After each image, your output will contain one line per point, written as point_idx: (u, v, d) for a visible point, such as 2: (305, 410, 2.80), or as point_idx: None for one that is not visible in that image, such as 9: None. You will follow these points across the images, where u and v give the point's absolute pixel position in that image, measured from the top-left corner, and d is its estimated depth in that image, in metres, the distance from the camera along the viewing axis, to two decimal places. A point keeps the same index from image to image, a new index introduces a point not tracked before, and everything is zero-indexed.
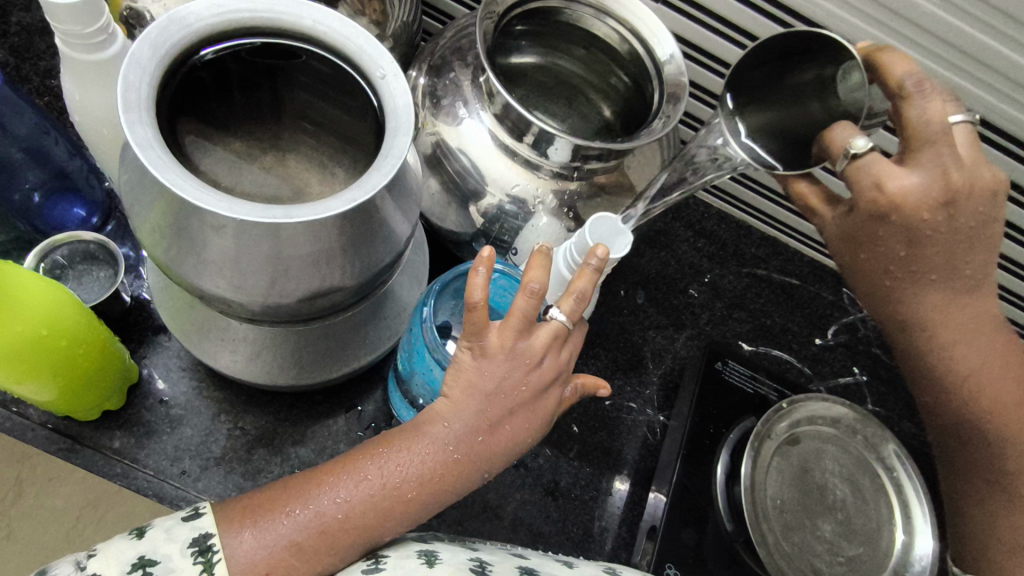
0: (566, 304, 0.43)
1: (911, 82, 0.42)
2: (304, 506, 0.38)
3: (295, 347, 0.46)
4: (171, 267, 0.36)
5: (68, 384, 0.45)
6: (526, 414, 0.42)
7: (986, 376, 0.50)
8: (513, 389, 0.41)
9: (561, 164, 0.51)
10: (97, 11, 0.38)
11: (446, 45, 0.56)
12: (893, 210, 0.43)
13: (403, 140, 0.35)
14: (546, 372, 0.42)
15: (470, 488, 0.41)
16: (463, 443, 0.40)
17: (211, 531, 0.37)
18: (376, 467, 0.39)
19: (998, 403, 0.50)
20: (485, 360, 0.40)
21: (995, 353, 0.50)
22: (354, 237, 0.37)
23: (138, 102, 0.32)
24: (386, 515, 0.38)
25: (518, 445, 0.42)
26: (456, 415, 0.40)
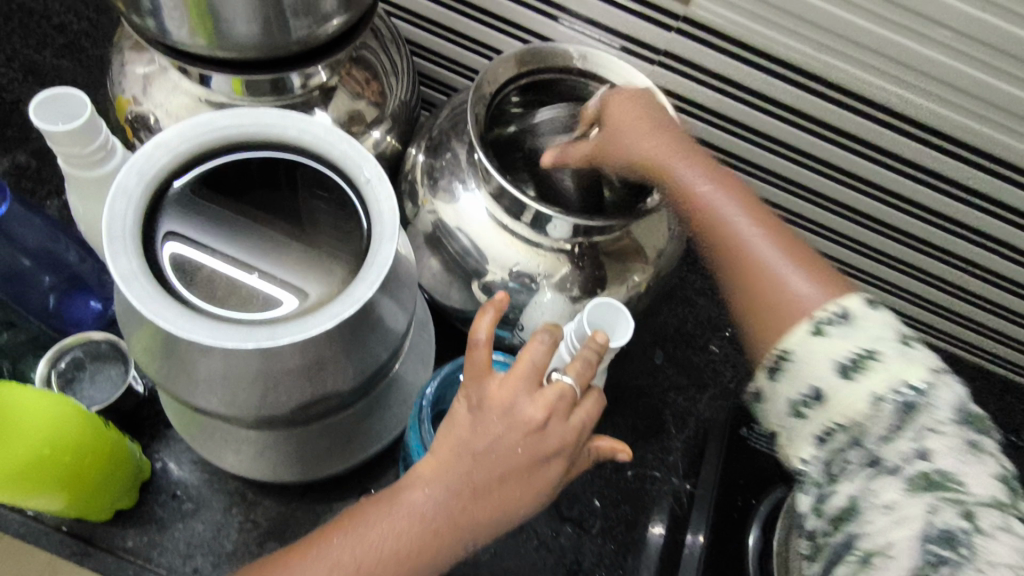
0: (573, 368, 0.41)
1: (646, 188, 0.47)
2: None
3: (297, 444, 0.45)
4: (162, 382, 0.36)
5: (79, 492, 0.45)
6: (518, 480, 0.38)
7: (720, 213, 0.41)
8: (508, 450, 0.38)
9: (564, 241, 0.50)
10: (96, 131, 0.40)
11: (443, 123, 0.56)
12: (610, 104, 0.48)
13: (387, 246, 0.35)
14: (548, 437, 0.39)
15: (455, 559, 0.38)
16: (443, 511, 0.37)
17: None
18: (352, 548, 0.36)
19: (735, 228, 0.40)
20: (480, 412, 0.39)
21: (741, 200, 0.42)
22: (343, 345, 0.36)
23: (123, 232, 0.32)
24: None
25: (509, 514, 0.39)
26: (438, 480, 0.37)
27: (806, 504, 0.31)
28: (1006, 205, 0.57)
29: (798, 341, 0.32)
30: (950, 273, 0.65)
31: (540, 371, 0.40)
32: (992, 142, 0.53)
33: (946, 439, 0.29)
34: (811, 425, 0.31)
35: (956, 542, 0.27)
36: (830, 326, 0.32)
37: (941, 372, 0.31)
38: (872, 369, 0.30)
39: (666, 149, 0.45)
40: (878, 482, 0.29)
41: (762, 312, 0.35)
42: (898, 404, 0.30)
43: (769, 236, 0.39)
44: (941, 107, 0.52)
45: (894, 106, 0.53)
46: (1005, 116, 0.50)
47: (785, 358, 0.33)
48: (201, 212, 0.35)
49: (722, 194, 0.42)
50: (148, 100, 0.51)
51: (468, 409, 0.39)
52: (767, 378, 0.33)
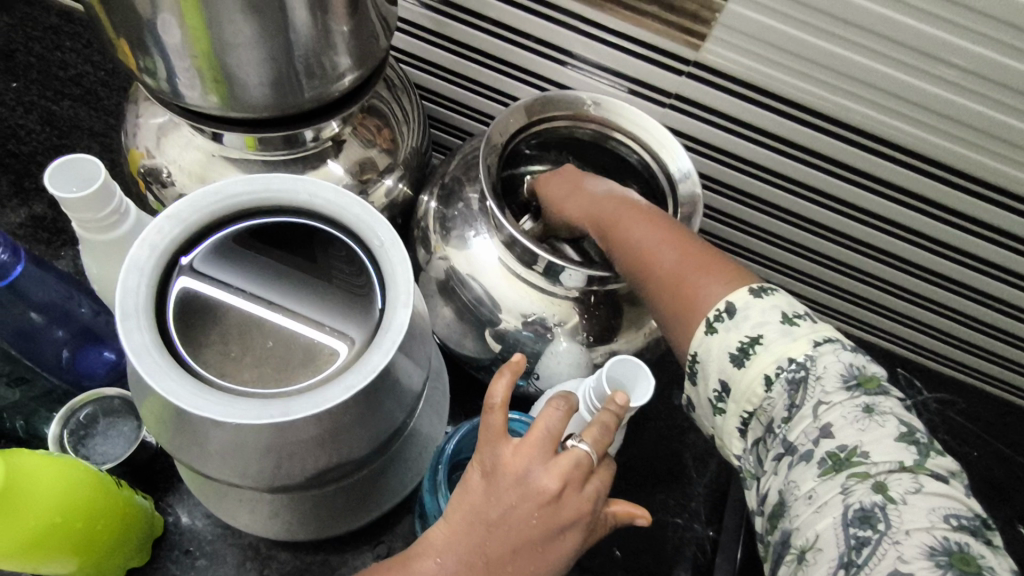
0: (590, 434, 0.39)
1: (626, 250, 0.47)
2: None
3: (311, 504, 0.45)
4: (175, 452, 0.35)
5: (91, 555, 0.44)
6: (533, 552, 0.37)
7: (630, 231, 0.44)
8: (522, 521, 0.37)
9: (577, 289, 0.49)
10: (109, 195, 0.40)
11: (455, 170, 0.56)
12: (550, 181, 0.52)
13: (403, 313, 0.34)
14: (566, 506, 0.38)
15: None
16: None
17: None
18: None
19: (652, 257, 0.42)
20: (493, 481, 0.38)
21: (647, 217, 0.44)
22: (358, 413, 0.35)
23: (136, 307, 0.32)
24: None
25: None
26: (450, 550, 0.37)
27: (753, 500, 0.38)
28: (1015, 236, 0.58)
29: (698, 345, 0.39)
30: (960, 302, 0.67)
31: (556, 439, 0.39)
32: (1002, 177, 0.54)
33: (837, 410, 0.35)
34: (734, 419, 0.38)
35: (873, 519, 0.32)
36: (720, 322, 0.38)
37: (829, 345, 0.36)
38: (758, 355, 0.37)
39: (580, 197, 0.49)
40: (798, 473, 0.35)
41: (672, 325, 0.41)
42: (788, 382, 0.36)
43: (667, 249, 0.42)
44: (954, 145, 0.53)
45: (903, 143, 0.54)
46: (1016, 150, 0.51)
47: (696, 361, 0.39)
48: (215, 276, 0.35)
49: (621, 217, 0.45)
50: (162, 155, 0.51)
51: (480, 476, 0.39)
52: (691, 383, 0.40)
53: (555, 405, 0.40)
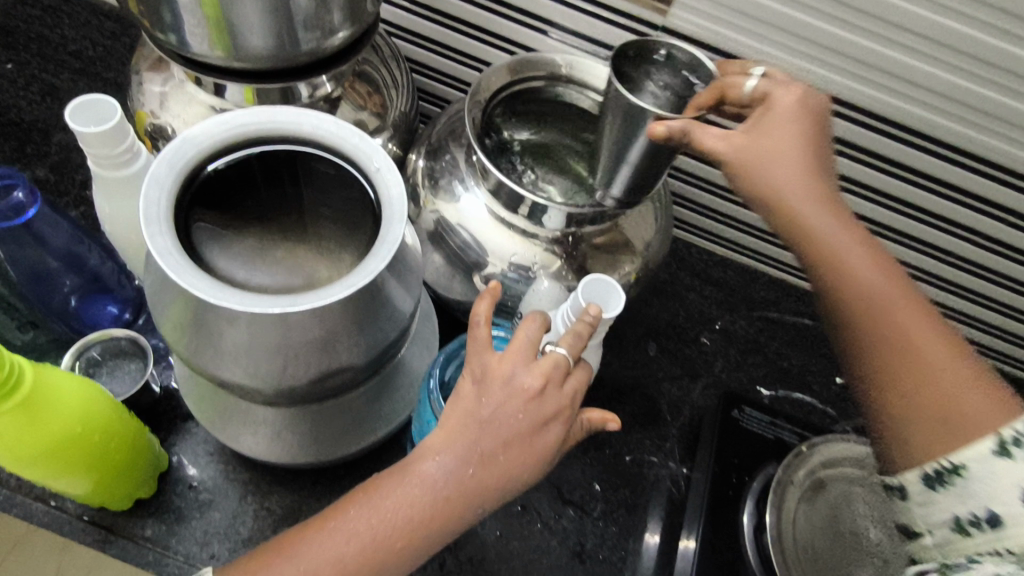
0: (565, 340, 0.44)
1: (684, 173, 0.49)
2: (298, 567, 0.39)
3: (313, 424, 0.48)
4: (191, 358, 0.39)
5: (104, 476, 0.47)
6: (522, 448, 0.41)
7: (865, 273, 0.45)
8: (510, 418, 0.41)
9: (557, 231, 0.54)
10: (123, 133, 0.43)
11: (442, 130, 0.60)
12: (788, 108, 0.46)
13: (397, 227, 0.38)
14: (547, 404, 0.42)
15: (465, 526, 0.41)
16: (452, 479, 0.40)
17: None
18: (373, 525, 0.39)
19: (904, 320, 0.43)
20: (483, 386, 0.42)
21: (881, 264, 0.45)
22: (357, 317, 0.39)
23: (158, 216, 0.36)
24: (380, 567, 0.39)
25: (515, 483, 0.41)
26: (447, 450, 0.40)
27: None
28: (972, 193, 0.61)
29: (975, 458, 0.38)
30: (924, 261, 0.69)
31: (534, 346, 0.43)
32: (952, 134, 0.57)
33: None
34: (980, 544, 0.37)
35: None
36: (1018, 448, 0.36)
37: None
38: None
39: (820, 182, 0.45)
40: None
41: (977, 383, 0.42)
42: None
43: (916, 317, 0.44)
44: (903, 104, 0.57)
45: (858, 101, 0.58)
46: (966, 110, 0.55)
47: (957, 471, 0.38)
48: (236, 194, 0.40)
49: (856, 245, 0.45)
50: (165, 111, 0.54)
51: (471, 384, 0.42)
52: (923, 484, 0.39)
53: (531, 320, 0.45)
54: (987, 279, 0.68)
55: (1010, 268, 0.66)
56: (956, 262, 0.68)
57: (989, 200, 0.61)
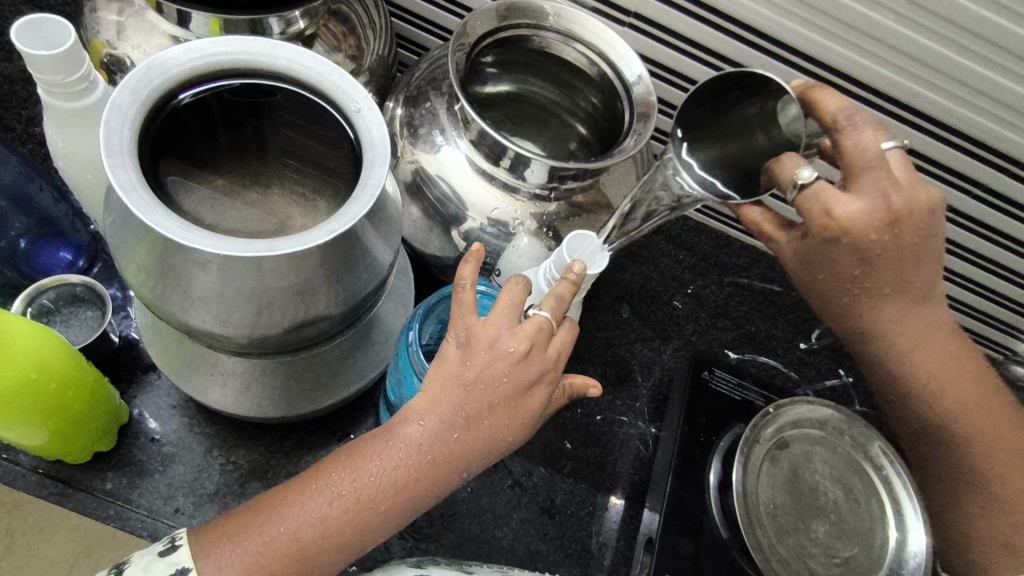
0: (548, 303, 0.43)
1: (843, 115, 0.46)
2: (279, 529, 0.37)
3: (284, 378, 0.47)
4: (159, 306, 0.37)
5: (60, 427, 0.45)
6: (507, 409, 0.40)
7: (934, 376, 0.53)
8: (496, 380, 0.40)
9: (539, 185, 0.52)
10: (79, 61, 0.40)
11: (421, 77, 0.57)
12: (844, 233, 0.46)
13: (380, 170, 0.36)
14: (532, 366, 0.41)
15: (450, 489, 0.40)
16: (438, 441, 0.39)
17: (188, 566, 0.37)
18: (358, 487, 0.38)
19: (975, 418, 0.54)
20: (469, 347, 0.41)
21: (951, 356, 0.53)
22: (337, 266, 0.37)
23: (121, 147, 0.33)
24: (363, 528, 0.38)
25: (499, 444, 0.40)
26: (433, 413, 0.39)
27: None
28: (944, 166, 0.63)
29: None
30: None
31: (518, 309, 0.42)
32: (931, 105, 0.59)
33: None
34: None
35: None
36: None
37: None
38: None
39: (906, 313, 0.51)
40: None
41: (1008, 465, 0.55)
42: None
43: (982, 412, 0.55)
44: (888, 71, 0.57)
45: (842, 68, 0.58)
46: (948, 82, 0.56)
47: None
48: (199, 132, 0.38)
49: (938, 350, 0.53)
50: (123, 42, 0.50)
51: (455, 346, 0.41)
52: None
53: (514, 283, 0.44)
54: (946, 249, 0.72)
55: (968, 240, 0.69)
56: None
57: (960, 172, 0.63)
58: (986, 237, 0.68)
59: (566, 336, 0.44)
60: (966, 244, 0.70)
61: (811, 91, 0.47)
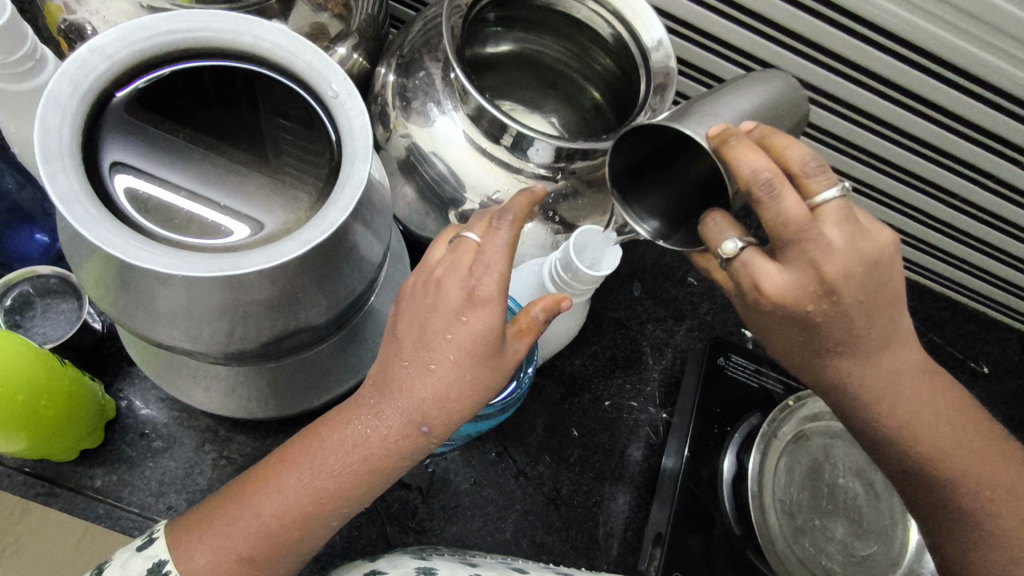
0: (478, 228, 0.39)
1: (761, 183, 0.34)
2: (238, 509, 0.36)
3: (269, 380, 0.44)
4: (122, 319, 0.34)
5: (38, 434, 0.43)
6: (441, 347, 0.36)
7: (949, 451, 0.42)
8: (423, 319, 0.37)
9: (544, 166, 0.47)
10: (21, 36, 0.35)
11: (415, 39, 0.51)
12: (776, 309, 0.38)
13: (360, 167, 0.32)
14: (452, 293, 0.36)
15: (412, 445, 0.36)
16: (381, 395, 0.36)
17: (166, 558, 0.36)
18: (306, 460, 0.36)
19: (1008, 485, 0.43)
20: (399, 300, 0.39)
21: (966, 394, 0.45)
22: (317, 273, 0.33)
23: (60, 149, 0.29)
24: (321, 496, 0.36)
25: (446, 384, 0.36)
26: (376, 369, 0.38)
27: None
28: (986, 131, 0.59)
29: None
30: (915, 197, 0.69)
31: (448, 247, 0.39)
32: (979, 65, 0.53)
33: None
34: None
35: None
36: None
37: None
38: None
39: (870, 372, 0.41)
40: None
41: None
42: None
43: None
44: (927, 23, 0.52)
45: (886, 25, 0.52)
46: (996, 36, 0.51)
47: None
48: (156, 123, 0.33)
49: (924, 426, 0.42)
50: (82, 5, 0.43)
51: (394, 305, 0.39)
52: None
53: (450, 234, 0.41)
54: (965, 213, 0.69)
55: (1001, 207, 0.67)
56: (956, 203, 0.68)
57: (990, 133, 0.59)
58: (1017, 204, 0.66)
59: (500, 240, 0.37)
60: (996, 210, 0.68)
61: (724, 147, 0.34)
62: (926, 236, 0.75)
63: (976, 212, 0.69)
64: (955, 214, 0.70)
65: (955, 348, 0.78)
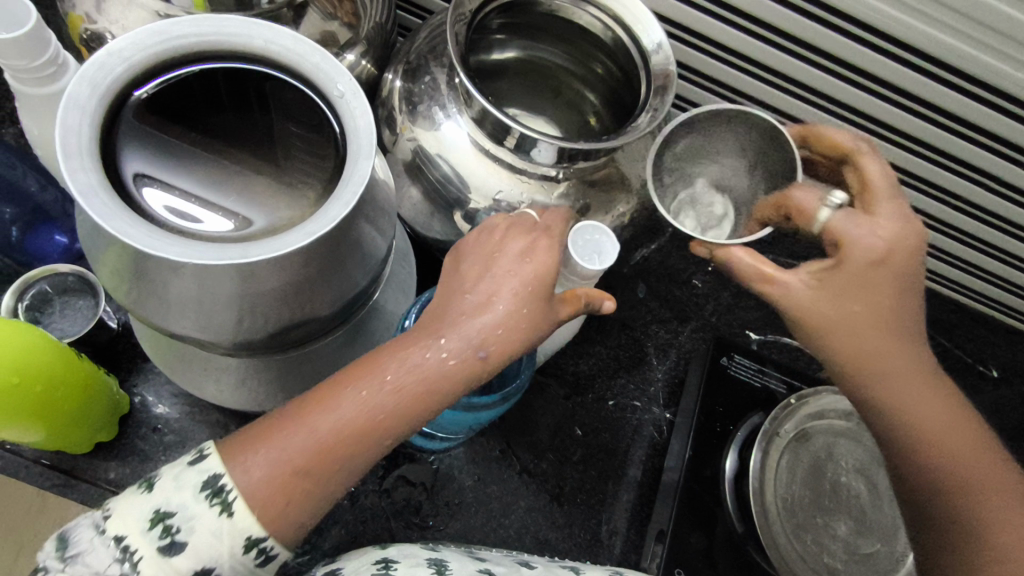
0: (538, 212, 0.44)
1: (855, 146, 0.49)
2: (295, 426, 0.35)
3: (277, 374, 0.45)
4: (137, 309, 0.35)
5: (55, 424, 0.44)
6: (506, 282, 0.38)
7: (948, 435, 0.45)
8: (488, 262, 0.39)
9: (548, 167, 0.48)
10: (43, 42, 0.37)
11: (421, 47, 0.53)
12: (884, 260, 0.43)
13: (364, 164, 0.33)
14: (518, 243, 0.40)
15: (470, 374, 0.37)
16: (446, 322, 0.37)
17: (221, 472, 0.34)
18: (367, 378, 0.36)
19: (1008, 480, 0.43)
20: (457, 253, 0.41)
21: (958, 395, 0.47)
22: (322, 265, 0.35)
23: (79, 147, 0.30)
24: (382, 417, 0.36)
25: (509, 317, 0.37)
26: (438, 301, 0.39)
27: None
28: (988, 131, 0.59)
29: None
30: (919, 198, 0.69)
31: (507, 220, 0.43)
32: (979, 66, 0.54)
33: None
34: None
35: None
36: None
37: None
38: None
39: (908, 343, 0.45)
40: None
41: None
42: None
43: None
44: (926, 26, 0.52)
45: (884, 27, 0.53)
46: (995, 37, 0.52)
47: None
48: (170, 123, 0.34)
49: (927, 404, 0.45)
50: (103, 16, 0.46)
51: (451, 257, 0.42)
52: None
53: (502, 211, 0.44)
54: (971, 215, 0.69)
55: (1007, 209, 0.67)
56: (961, 205, 0.69)
57: (996, 135, 0.60)
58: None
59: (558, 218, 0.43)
60: (1001, 212, 0.68)
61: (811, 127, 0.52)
62: (933, 240, 0.74)
63: (980, 214, 0.69)
64: (961, 216, 0.70)
65: (963, 351, 0.78)
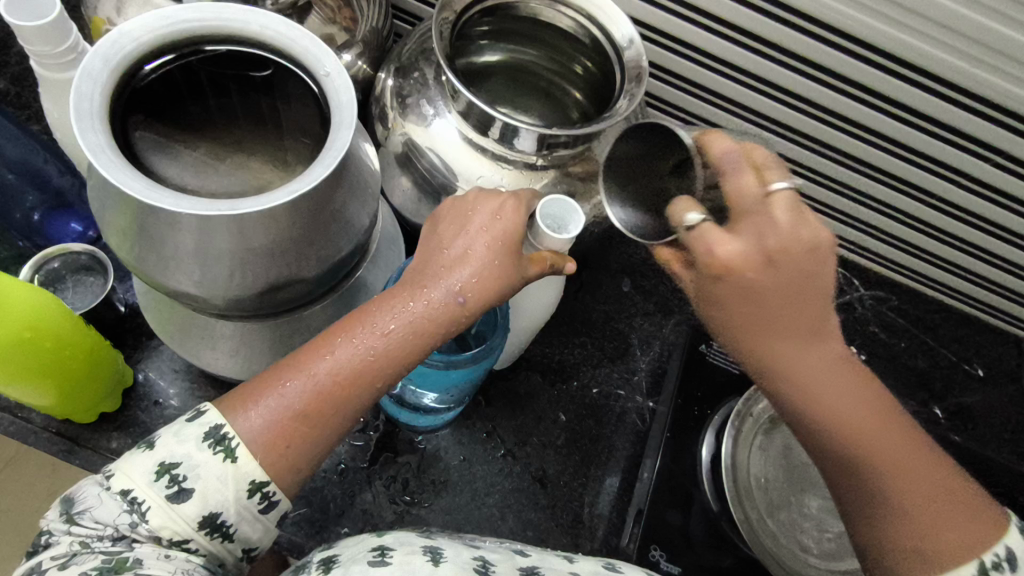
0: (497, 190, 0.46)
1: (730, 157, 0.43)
2: (292, 376, 0.38)
3: (270, 342, 0.48)
4: (139, 267, 0.39)
5: (63, 387, 0.47)
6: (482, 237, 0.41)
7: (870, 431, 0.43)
8: (463, 222, 0.42)
9: (531, 155, 0.51)
10: (65, 31, 0.41)
11: (412, 47, 0.57)
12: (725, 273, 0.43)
13: (345, 133, 0.37)
14: (489, 205, 0.43)
15: (454, 319, 0.40)
16: (428, 275, 0.40)
17: (222, 423, 0.36)
18: (356, 330, 0.39)
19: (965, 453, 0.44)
20: (431, 222, 0.44)
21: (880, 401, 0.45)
22: (307, 227, 0.38)
23: (90, 111, 0.34)
24: (374, 361, 0.39)
25: (486, 267, 0.41)
26: (420, 259, 0.42)
27: None
28: (960, 132, 0.61)
29: None
30: (898, 199, 0.71)
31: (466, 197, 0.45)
32: (945, 67, 0.56)
33: None
34: None
35: None
36: None
37: None
38: None
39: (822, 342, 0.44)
40: None
41: None
42: None
43: None
44: (893, 30, 0.54)
45: (855, 31, 0.55)
46: (958, 39, 0.53)
47: None
48: (172, 101, 0.39)
49: (843, 395, 0.44)
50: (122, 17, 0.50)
51: (427, 224, 0.44)
52: None
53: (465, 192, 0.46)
54: (952, 216, 0.71)
55: (986, 209, 0.68)
56: (939, 205, 0.70)
57: (968, 135, 0.61)
58: (1002, 206, 0.67)
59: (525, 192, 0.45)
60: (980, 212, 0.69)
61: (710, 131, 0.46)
62: (916, 240, 0.76)
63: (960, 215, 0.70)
64: (941, 217, 0.71)
65: (949, 349, 0.80)
